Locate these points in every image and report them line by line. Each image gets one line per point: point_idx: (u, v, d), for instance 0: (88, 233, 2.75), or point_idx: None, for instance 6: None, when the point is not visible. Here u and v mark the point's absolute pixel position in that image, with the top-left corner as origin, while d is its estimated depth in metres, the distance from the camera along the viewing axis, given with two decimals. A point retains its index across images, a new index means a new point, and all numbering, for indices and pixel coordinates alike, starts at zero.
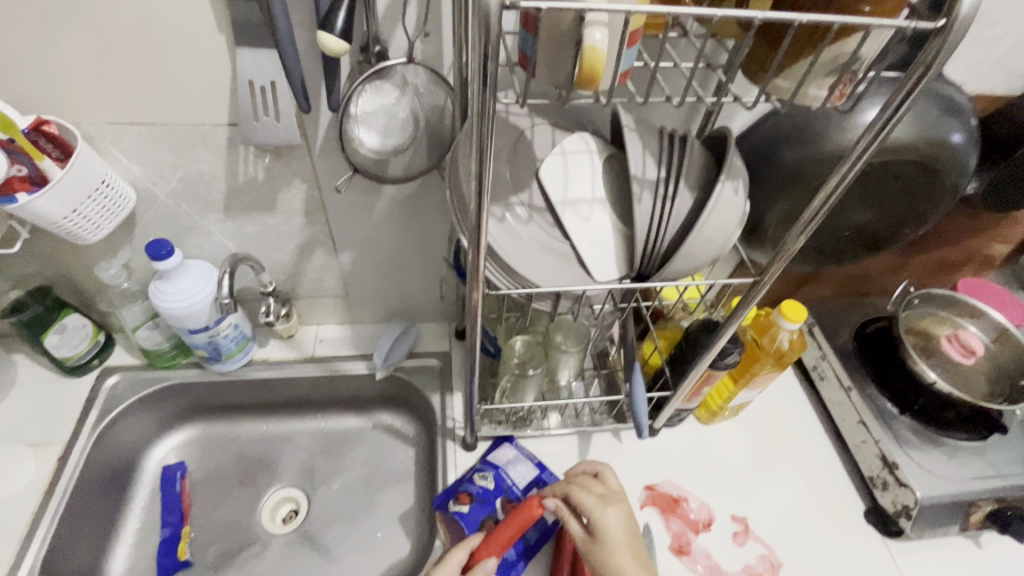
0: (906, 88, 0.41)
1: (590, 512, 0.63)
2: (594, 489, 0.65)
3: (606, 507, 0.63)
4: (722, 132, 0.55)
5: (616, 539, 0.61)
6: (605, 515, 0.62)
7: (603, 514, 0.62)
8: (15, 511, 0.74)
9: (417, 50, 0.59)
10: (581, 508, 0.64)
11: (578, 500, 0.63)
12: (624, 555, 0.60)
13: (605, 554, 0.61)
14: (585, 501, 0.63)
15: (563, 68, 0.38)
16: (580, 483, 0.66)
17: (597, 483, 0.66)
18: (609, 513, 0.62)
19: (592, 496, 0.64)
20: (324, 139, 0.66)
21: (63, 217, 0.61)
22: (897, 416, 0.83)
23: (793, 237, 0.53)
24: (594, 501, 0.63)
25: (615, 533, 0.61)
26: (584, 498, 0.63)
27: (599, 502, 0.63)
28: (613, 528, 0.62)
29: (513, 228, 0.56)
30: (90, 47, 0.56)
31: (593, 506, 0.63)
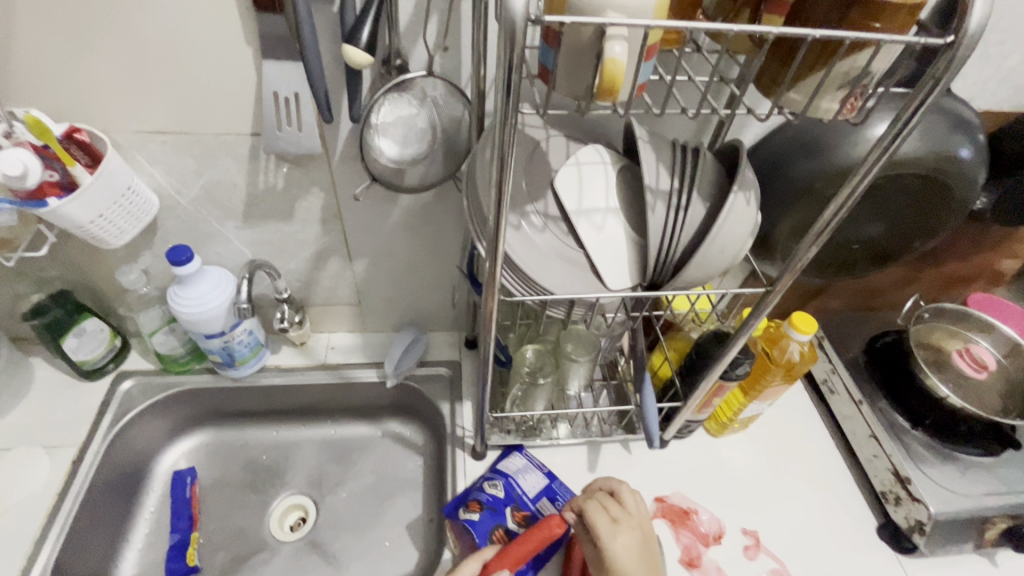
0: (916, 101, 0.42)
1: (601, 537, 0.63)
2: (610, 511, 0.65)
3: (618, 533, 0.63)
4: (734, 144, 0.56)
5: (625, 567, 0.60)
6: (615, 541, 0.62)
7: (613, 541, 0.62)
8: (28, 513, 0.74)
9: (437, 63, 0.61)
10: (593, 531, 0.64)
11: (591, 521, 0.64)
12: None
13: None
14: (597, 523, 0.63)
15: (583, 79, 0.40)
16: (597, 501, 0.66)
17: (614, 503, 0.66)
18: (620, 541, 0.62)
19: (604, 519, 0.64)
20: (343, 148, 0.67)
21: (89, 221, 0.62)
22: (910, 430, 0.83)
23: (804, 247, 0.54)
24: (607, 526, 0.63)
25: (624, 560, 0.61)
26: (596, 521, 0.63)
27: (609, 527, 0.63)
28: (623, 557, 0.61)
29: (529, 236, 0.56)
30: (124, 58, 0.58)
31: (604, 530, 0.63)
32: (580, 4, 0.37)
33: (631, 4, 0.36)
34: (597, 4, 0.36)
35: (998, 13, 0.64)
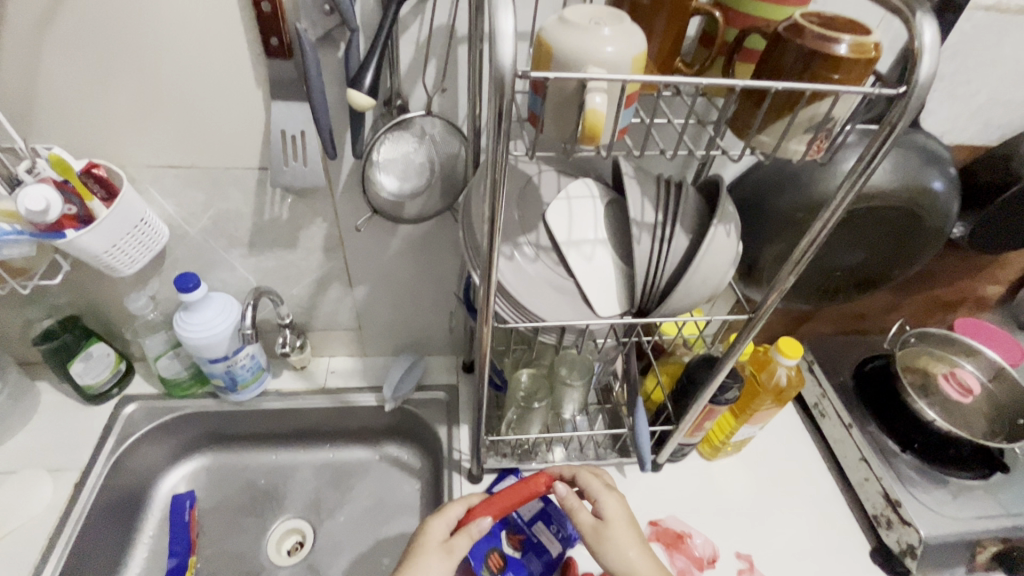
0: (876, 144, 0.46)
1: (594, 494, 0.66)
2: (603, 479, 0.68)
3: (610, 492, 0.66)
4: (715, 179, 0.60)
5: (621, 522, 0.63)
6: (608, 499, 0.65)
7: (607, 498, 0.65)
8: (30, 537, 0.75)
9: (435, 103, 0.65)
10: (586, 491, 0.67)
11: (585, 482, 0.67)
12: (629, 538, 0.62)
13: (610, 536, 0.62)
14: (591, 483, 0.67)
15: (568, 125, 0.43)
16: (591, 470, 0.70)
17: (605, 476, 0.70)
18: (612, 498, 0.65)
19: (599, 480, 0.67)
20: (346, 181, 0.71)
21: (104, 251, 0.65)
22: (899, 454, 0.84)
23: (784, 276, 0.57)
24: (601, 485, 0.66)
25: (615, 516, 0.64)
26: (591, 480, 0.67)
27: (603, 485, 0.66)
28: (614, 512, 0.64)
29: (521, 265, 0.60)
30: (142, 99, 0.62)
31: (598, 488, 0.66)
32: (563, 59, 0.40)
33: (610, 60, 0.40)
34: (579, 60, 0.40)
35: (963, 56, 0.68)
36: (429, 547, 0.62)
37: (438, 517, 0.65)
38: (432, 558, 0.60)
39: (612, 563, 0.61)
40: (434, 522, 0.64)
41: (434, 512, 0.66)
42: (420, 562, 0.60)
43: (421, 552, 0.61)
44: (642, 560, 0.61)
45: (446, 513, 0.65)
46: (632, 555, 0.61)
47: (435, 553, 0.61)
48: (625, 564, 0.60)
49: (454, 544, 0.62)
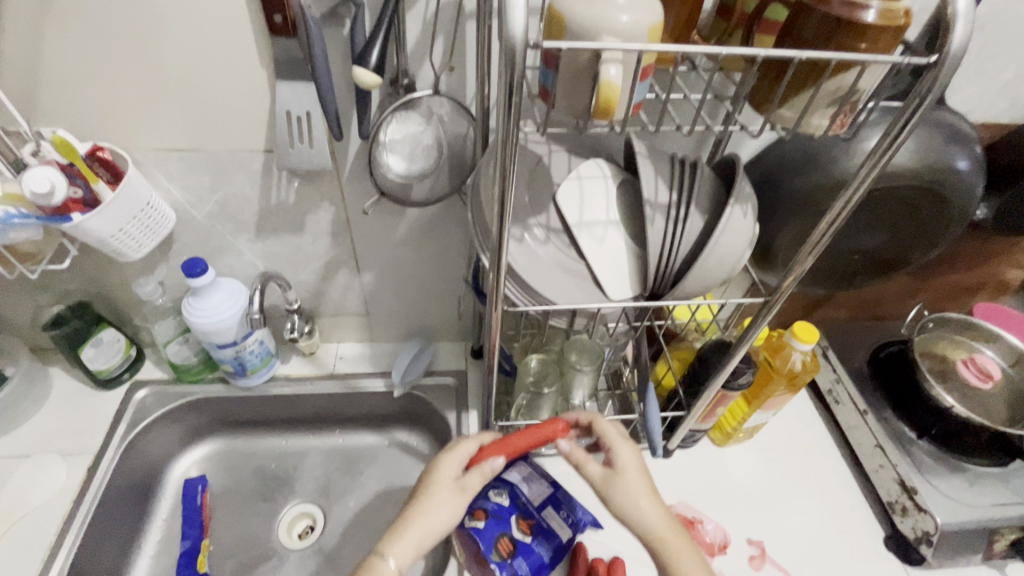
0: (903, 119, 0.44)
1: (609, 442, 0.65)
2: (619, 428, 0.67)
3: (626, 441, 0.65)
4: (731, 158, 0.58)
5: (634, 471, 0.62)
6: (623, 448, 0.64)
7: (621, 447, 0.64)
8: (45, 520, 0.76)
9: (442, 83, 0.63)
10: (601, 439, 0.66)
11: (601, 430, 0.66)
12: (641, 488, 0.61)
13: (622, 486, 0.62)
14: (607, 431, 0.66)
15: (581, 100, 0.42)
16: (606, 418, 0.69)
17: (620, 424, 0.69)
18: (627, 447, 0.64)
19: (615, 429, 0.66)
20: (353, 164, 0.70)
21: (111, 235, 0.65)
22: (915, 440, 0.83)
23: (802, 258, 0.55)
24: (617, 434, 0.65)
25: (629, 465, 0.63)
26: (607, 429, 0.66)
27: (619, 434, 0.65)
28: (628, 461, 0.63)
29: (531, 248, 0.58)
30: (144, 80, 0.61)
31: (614, 437, 0.65)
32: (577, 29, 0.39)
33: (626, 30, 0.38)
34: (593, 30, 0.38)
35: (992, 30, 0.66)
36: (442, 484, 0.62)
37: (451, 454, 0.65)
38: (444, 495, 0.61)
39: (622, 510, 0.61)
40: (446, 458, 0.64)
41: (447, 448, 0.66)
42: (433, 498, 0.61)
43: (433, 488, 0.62)
44: (653, 509, 0.60)
45: (458, 449, 0.65)
46: (643, 504, 0.61)
47: (447, 490, 0.62)
48: (636, 512, 0.60)
49: (466, 483, 0.62)
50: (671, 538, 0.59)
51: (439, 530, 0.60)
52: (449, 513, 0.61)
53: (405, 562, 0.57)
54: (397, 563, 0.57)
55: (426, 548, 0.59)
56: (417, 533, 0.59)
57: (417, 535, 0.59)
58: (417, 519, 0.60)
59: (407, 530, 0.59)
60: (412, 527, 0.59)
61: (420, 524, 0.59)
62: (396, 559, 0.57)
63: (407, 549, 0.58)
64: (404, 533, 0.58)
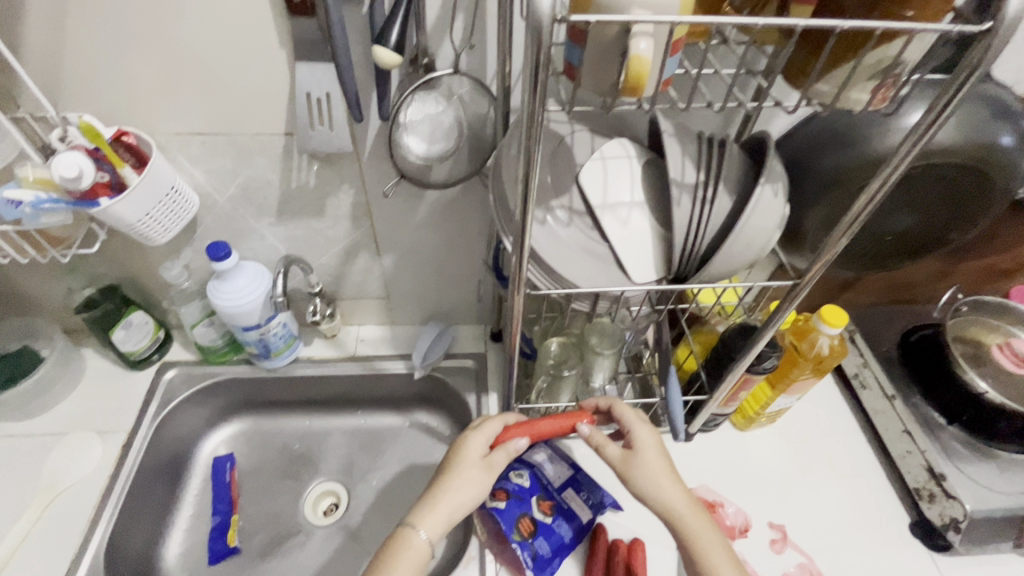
0: (948, 94, 0.41)
1: (630, 424, 0.65)
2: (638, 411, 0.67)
3: (645, 423, 0.64)
4: (761, 136, 0.56)
5: (652, 453, 0.62)
6: (643, 430, 0.64)
7: (641, 429, 0.64)
8: (83, 494, 0.79)
9: (462, 62, 0.62)
10: (621, 421, 0.66)
11: (620, 413, 0.66)
12: (659, 469, 0.61)
13: (640, 467, 0.61)
14: (627, 415, 0.65)
15: (608, 76, 0.40)
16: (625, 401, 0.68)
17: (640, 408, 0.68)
18: (647, 429, 0.64)
19: (633, 411, 0.65)
20: (373, 146, 0.69)
21: (137, 220, 0.65)
22: (945, 426, 0.81)
23: (834, 239, 0.53)
24: (635, 416, 0.65)
25: (649, 447, 0.63)
26: (626, 412, 0.65)
27: (640, 417, 0.65)
28: (648, 443, 0.63)
29: (554, 230, 0.57)
30: (166, 63, 0.61)
31: (633, 419, 0.64)
32: (606, 2, 0.37)
33: (658, 1, 0.37)
34: (623, 2, 0.37)
35: None
36: (469, 461, 0.63)
37: (477, 432, 0.65)
38: (471, 471, 0.62)
39: (644, 492, 0.61)
40: (472, 436, 0.65)
41: (473, 426, 0.66)
42: (461, 475, 0.62)
43: (459, 464, 0.62)
44: (675, 492, 0.60)
45: (483, 427, 0.66)
46: (665, 486, 0.60)
47: (474, 467, 0.63)
48: (657, 495, 0.60)
49: (492, 461, 0.63)
50: (694, 520, 0.59)
51: (467, 505, 0.61)
52: (478, 489, 0.62)
53: (435, 535, 0.59)
54: (428, 536, 0.58)
55: (454, 522, 0.60)
56: (446, 508, 0.60)
57: (447, 509, 0.60)
58: (445, 494, 0.60)
59: (437, 504, 0.60)
60: (441, 502, 0.60)
61: (450, 500, 0.60)
62: (427, 531, 0.58)
63: (438, 523, 0.59)
64: (434, 507, 0.59)
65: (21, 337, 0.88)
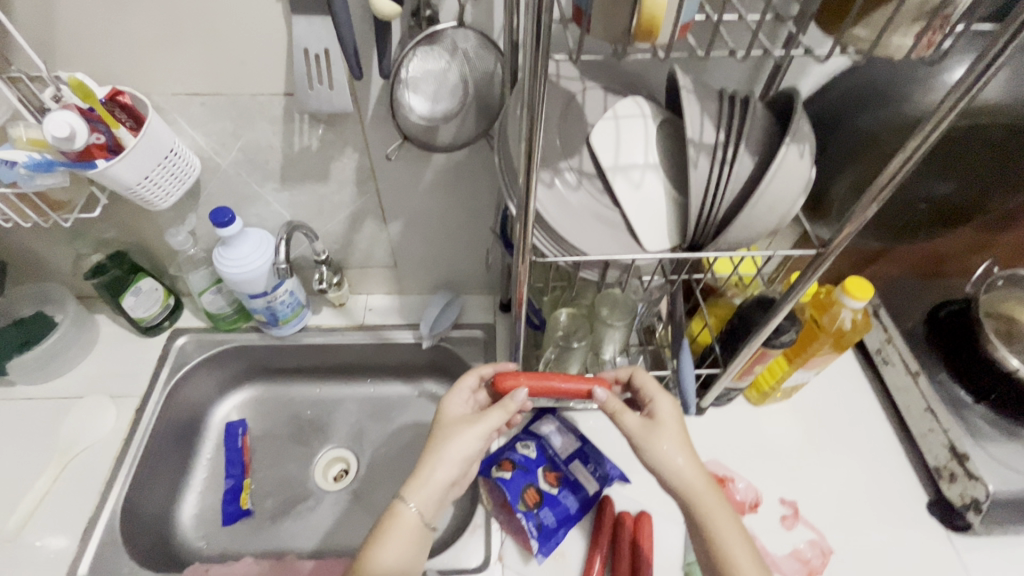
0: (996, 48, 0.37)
1: (650, 394, 0.64)
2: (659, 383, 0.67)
3: (666, 394, 0.64)
4: (789, 92, 0.52)
5: (673, 423, 0.61)
6: (664, 400, 0.63)
7: (662, 399, 0.63)
8: (99, 456, 0.81)
9: (468, 14, 0.58)
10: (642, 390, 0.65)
11: (642, 381, 0.66)
12: (679, 440, 0.60)
13: (661, 436, 0.59)
14: (648, 384, 0.65)
15: (619, 21, 0.36)
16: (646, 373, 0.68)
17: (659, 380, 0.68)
18: (667, 399, 0.63)
19: (656, 382, 0.65)
20: (375, 107, 0.66)
21: (136, 183, 0.64)
22: (971, 405, 0.77)
23: (864, 205, 0.49)
24: (658, 386, 0.65)
25: (669, 416, 0.61)
26: (647, 381, 0.65)
27: (660, 386, 0.64)
28: (668, 413, 0.62)
29: (562, 194, 0.54)
30: (159, 19, 0.58)
31: (655, 388, 0.64)
32: None
33: None
34: None
35: None
36: (450, 421, 0.62)
37: (455, 396, 0.66)
38: (454, 431, 0.61)
39: (659, 462, 0.59)
40: (453, 401, 0.65)
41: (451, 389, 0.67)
42: (441, 435, 0.61)
43: (442, 429, 0.62)
44: (691, 462, 0.58)
45: (463, 388, 0.67)
46: (681, 455, 0.59)
47: (455, 426, 0.61)
48: (672, 465, 0.58)
49: (474, 416, 0.62)
50: (708, 493, 0.57)
51: (452, 464, 0.59)
52: (460, 444, 0.59)
53: (423, 500, 0.57)
54: (417, 504, 0.56)
55: (445, 485, 0.58)
56: (432, 471, 0.58)
57: (429, 470, 0.58)
58: (430, 459, 0.59)
59: (421, 469, 0.58)
60: (426, 467, 0.58)
61: (431, 460, 0.58)
62: (415, 500, 0.57)
63: (422, 485, 0.57)
64: (419, 474, 0.58)
65: (36, 303, 0.89)
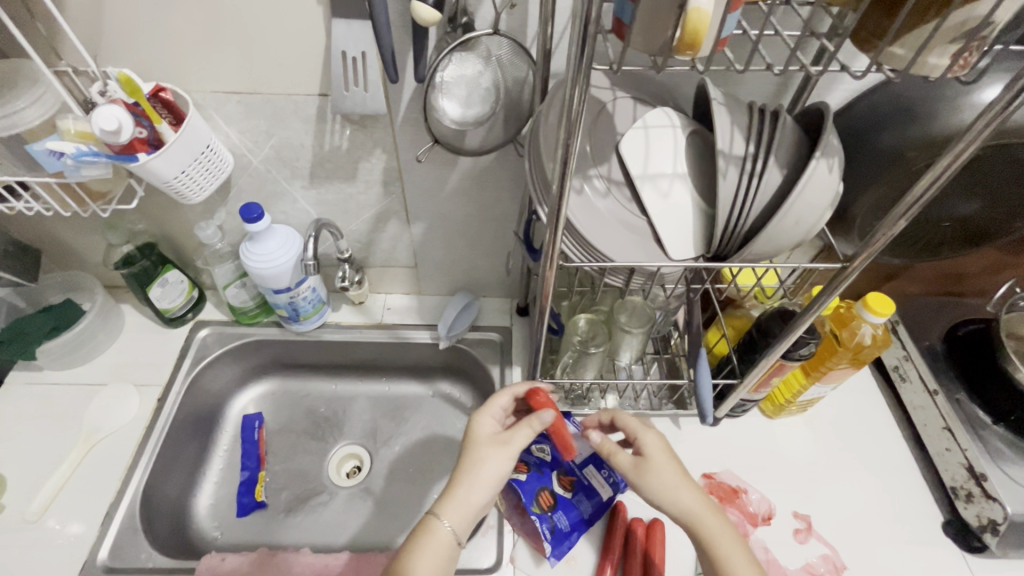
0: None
1: (634, 432, 0.63)
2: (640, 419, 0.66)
3: (651, 429, 0.63)
4: (818, 108, 0.53)
5: (660, 458, 0.60)
6: (650, 435, 0.62)
7: (648, 434, 0.62)
8: (121, 443, 0.83)
9: (503, 22, 0.59)
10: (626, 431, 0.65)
11: (623, 423, 0.65)
12: (672, 471, 0.59)
13: (654, 472, 0.59)
14: (630, 423, 0.64)
15: (660, 35, 0.38)
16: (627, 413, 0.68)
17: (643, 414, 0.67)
18: (652, 433, 0.62)
19: (636, 419, 0.64)
20: (407, 110, 0.68)
21: (173, 177, 0.65)
22: (989, 425, 0.76)
23: (891, 221, 0.50)
24: (639, 423, 0.64)
25: (659, 450, 0.61)
26: (629, 420, 0.64)
27: (642, 423, 0.63)
28: (654, 448, 0.61)
29: (591, 200, 0.55)
30: (206, 18, 0.60)
31: (637, 426, 0.63)
32: None
33: None
34: None
35: None
36: (481, 441, 0.61)
37: (484, 414, 0.64)
38: (485, 452, 0.60)
39: (659, 498, 0.58)
40: (482, 419, 0.64)
41: (482, 406, 0.65)
42: (474, 456, 0.60)
43: (472, 445, 0.61)
44: (689, 492, 0.58)
45: (495, 406, 0.66)
46: (678, 488, 0.58)
47: (487, 445, 0.60)
48: (672, 498, 0.58)
49: (506, 438, 0.61)
50: (713, 522, 0.57)
51: (488, 483, 0.58)
52: (495, 467, 0.59)
53: (458, 519, 0.56)
54: (451, 522, 0.56)
55: (479, 505, 0.57)
56: (467, 491, 0.57)
57: (465, 491, 0.57)
58: (464, 478, 0.58)
59: (457, 489, 0.57)
60: (462, 485, 0.57)
61: (466, 482, 0.58)
62: (449, 519, 0.56)
63: (458, 508, 0.56)
64: (455, 492, 0.57)
65: (64, 290, 0.91)
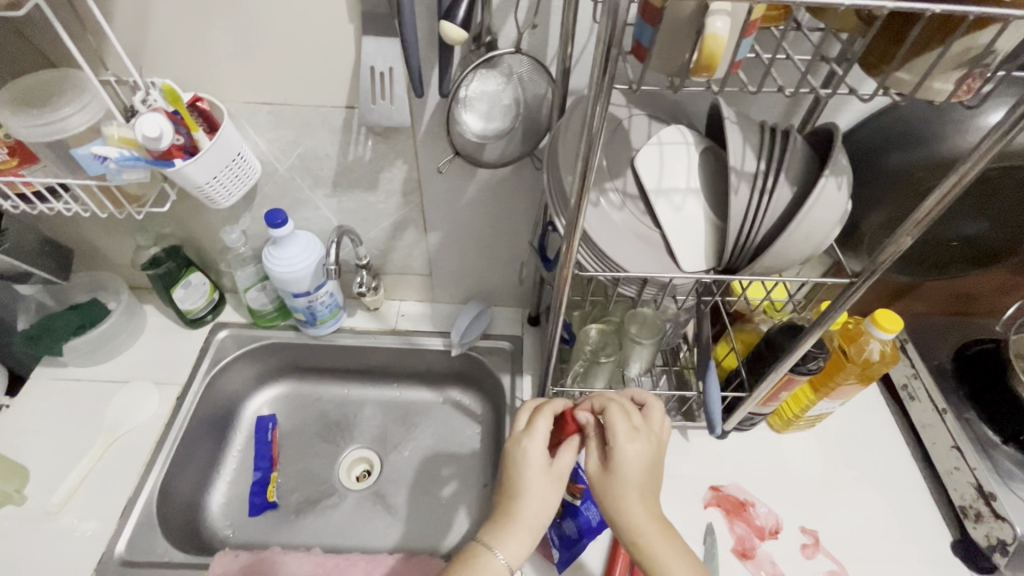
0: None
1: (612, 439, 0.57)
2: (629, 418, 0.59)
3: (633, 438, 0.56)
4: (828, 127, 0.55)
5: (629, 474, 0.55)
6: (627, 448, 0.56)
7: (626, 445, 0.56)
8: (140, 440, 0.85)
9: (525, 41, 0.62)
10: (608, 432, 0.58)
11: (609, 420, 0.58)
12: (631, 497, 0.54)
13: (612, 488, 0.55)
14: (614, 425, 0.57)
15: (679, 56, 0.40)
16: (621, 405, 0.60)
17: (636, 413, 0.60)
18: (629, 446, 0.56)
19: (623, 423, 0.57)
20: (429, 123, 0.70)
21: (204, 183, 0.68)
22: (999, 445, 0.77)
23: (899, 237, 0.51)
24: (623, 430, 0.57)
25: (631, 466, 0.55)
26: (615, 421, 0.58)
27: (627, 432, 0.57)
28: (628, 463, 0.55)
29: (606, 212, 0.57)
30: (243, 34, 0.63)
31: (619, 434, 0.56)
32: None
33: None
34: None
35: None
36: (537, 473, 0.57)
37: (535, 439, 0.58)
38: (543, 487, 0.57)
39: (611, 514, 0.55)
40: (530, 442, 0.58)
41: (529, 430, 0.59)
42: (530, 490, 0.56)
43: (522, 474, 0.57)
44: (646, 515, 0.54)
45: (538, 432, 0.59)
46: (631, 509, 0.54)
47: (540, 477, 0.57)
48: (624, 517, 0.54)
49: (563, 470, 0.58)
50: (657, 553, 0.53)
51: (543, 517, 0.56)
52: (555, 499, 0.57)
53: (516, 555, 0.54)
54: (507, 556, 0.54)
55: (537, 538, 0.56)
56: (531, 529, 0.55)
57: (525, 531, 0.55)
58: (524, 513, 0.55)
59: (518, 524, 0.55)
60: (521, 521, 0.55)
61: (528, 519, 0.55)
62: (505, 553, 0.54)
63: (517, 548, 0.54)
64: (513, 528, 0.55)
65: (90, 288, 0.94)
